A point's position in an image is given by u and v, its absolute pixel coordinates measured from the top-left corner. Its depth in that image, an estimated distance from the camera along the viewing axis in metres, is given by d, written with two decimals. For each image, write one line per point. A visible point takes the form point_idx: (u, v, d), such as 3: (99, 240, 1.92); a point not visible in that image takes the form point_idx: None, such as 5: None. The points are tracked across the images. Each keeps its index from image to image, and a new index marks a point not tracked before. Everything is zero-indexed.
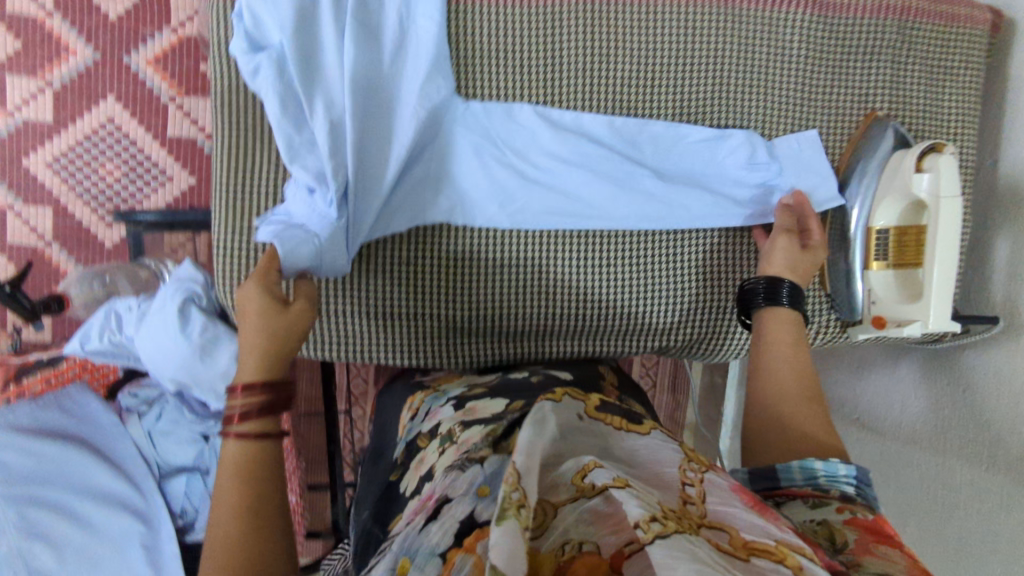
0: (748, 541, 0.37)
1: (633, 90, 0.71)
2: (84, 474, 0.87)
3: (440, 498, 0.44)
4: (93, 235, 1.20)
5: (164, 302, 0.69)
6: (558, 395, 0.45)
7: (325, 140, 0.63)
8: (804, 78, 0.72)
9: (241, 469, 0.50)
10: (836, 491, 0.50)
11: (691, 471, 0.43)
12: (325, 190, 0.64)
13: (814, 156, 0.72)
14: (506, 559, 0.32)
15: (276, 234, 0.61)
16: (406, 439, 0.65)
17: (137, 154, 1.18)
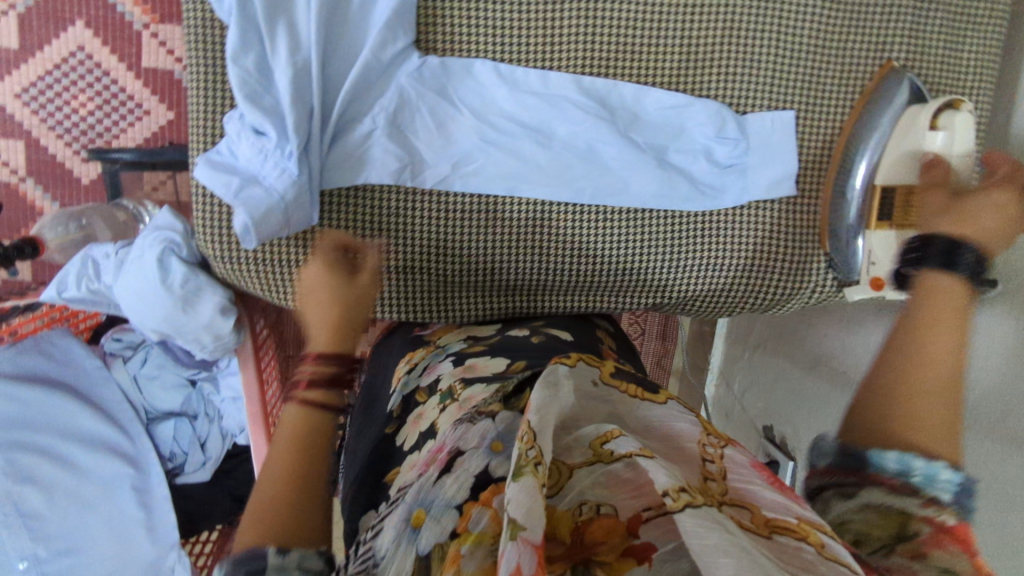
0: (769, 519, 0.37)
1: (632, 34, 0.66)
2: (69, 420, 0.88)
3: (452, 450, 0.44)
4: (68, 170, 1.15)
5: (144, 250, 0.67)
6: (573, 359, 0.44)
7: (287, 91, 0.60)
8: (822, 22, 0.67)
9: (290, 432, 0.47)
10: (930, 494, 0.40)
11: (711, 445, 0.42)
12: (280, 140, 0.61)
13: (784, 139, 0.68)
14: (523, 513, 0.32)
15: (237, 193, 0.60)
16: (402, 392, 0.64)
17: (111, 87, 1.12)
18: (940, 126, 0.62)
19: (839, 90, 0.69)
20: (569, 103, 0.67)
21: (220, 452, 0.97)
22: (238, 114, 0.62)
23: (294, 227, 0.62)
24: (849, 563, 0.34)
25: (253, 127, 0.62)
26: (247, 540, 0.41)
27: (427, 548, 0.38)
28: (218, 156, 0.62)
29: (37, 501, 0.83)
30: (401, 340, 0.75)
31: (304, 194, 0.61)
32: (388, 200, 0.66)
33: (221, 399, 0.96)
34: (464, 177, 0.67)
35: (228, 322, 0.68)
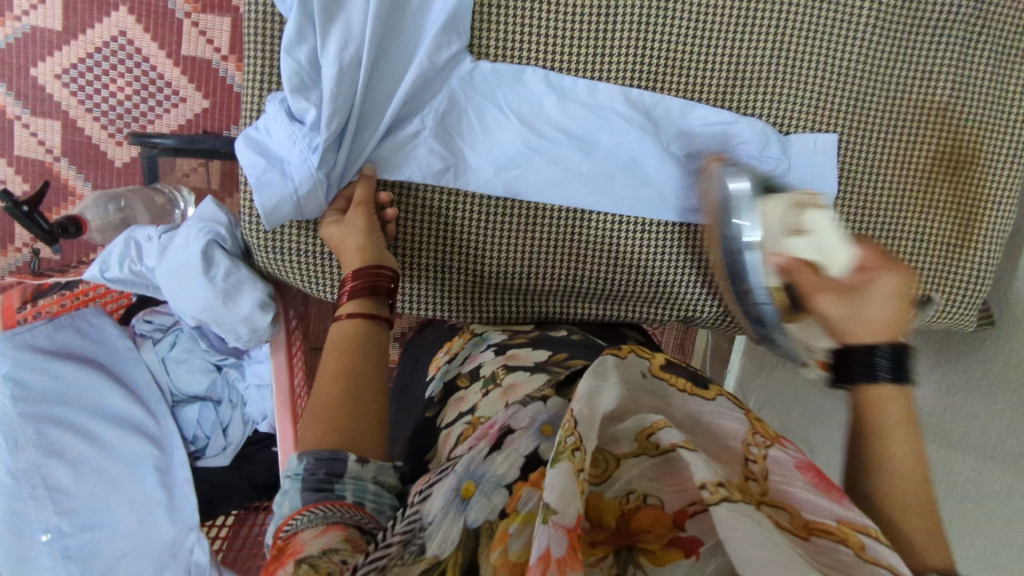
0: (808, 521, 0.39)
1: (682, 51, 0.66)
2: (100, 398, 0.89)
3: (502, 427, 0.45)
4: (102, 152, 1.17)
5: (189, 237, 0.67)
6: (623, 352, 0.46)
7: (331, 85, 0.61)
8: (869, 49, 0.67)
9: (340, 370, 0.57)
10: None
11: (755, 445, 0.43)
12: (314, 134, 0.62)
13: (825, 161, 0.69)
14: (558, 498, 0.34)
15: (257, 178, 0.61)
16: (442, 379, 0.65)
17: (150, 72, 1.14)
18: (811, 229, 0.59)
19: (883, 115, 0.69)
20: (614, 113, 0.68)
21: (240, 438, 1.00)
22: (279, 97, 0.63)
23: (307, 214, 0.64)
24: (890, 566, 0.35)
25: (293, 113, 0.62)
26: (317, 443, 0.52)
27: (478, 522, 0.40)
28: (253, 132, 0.63)
29: (63, 476, 0.84)
30: (437, 332, 0.77)
31: (319, 190, 0.63)
32: (446, 200, 0.68)
33: (246, 386, 0.99)
34: (508, 180, 0.68)
35: (266, 317, 0.69)
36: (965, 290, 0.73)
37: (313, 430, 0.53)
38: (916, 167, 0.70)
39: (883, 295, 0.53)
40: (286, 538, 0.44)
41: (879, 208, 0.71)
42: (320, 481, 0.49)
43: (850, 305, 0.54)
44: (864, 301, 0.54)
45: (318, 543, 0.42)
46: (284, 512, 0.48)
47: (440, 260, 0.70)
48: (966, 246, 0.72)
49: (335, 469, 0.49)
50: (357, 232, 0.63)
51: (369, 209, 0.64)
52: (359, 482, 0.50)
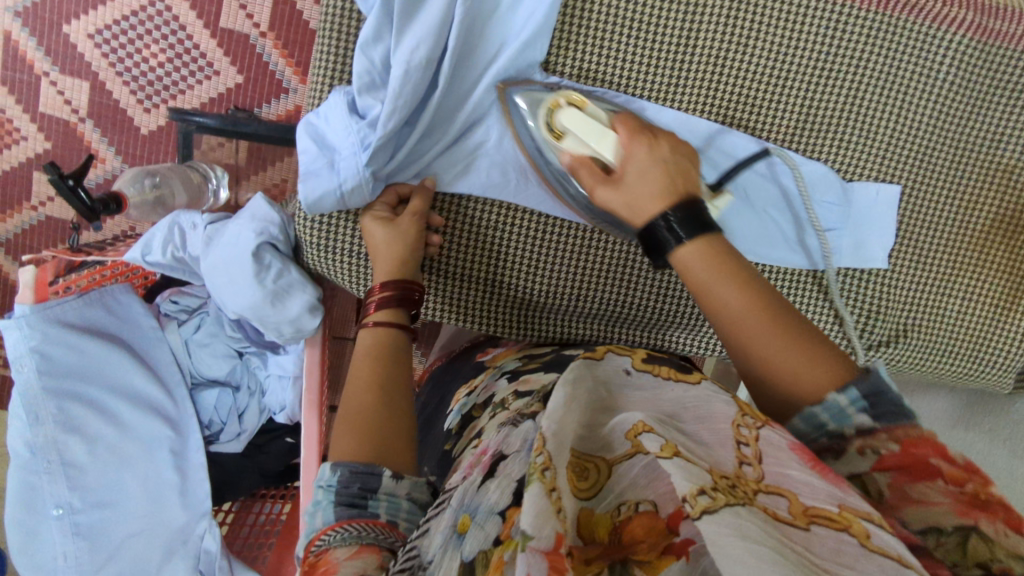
0: (807, 509, 0.35)
1: (757, 87, 0.65)
2: (119, 375, 0.88)
3: (495, 454, 0.44)
4: (129, 118, 1.13)
5: (240, 235, 0.66)
6: (599, 353, 0.48)
7: (399, 89, 0.57)
8: (943, 104, 0.66)
9: (373, 386, 0.55)
10: (851, 429, 0.46)
11: (746, 426, 0.40)
12: (371, 131, 0.59)
13: (885, 214, 0.68)
14: (534, 523, 0.32)
15: (303, 173, 0.59)
16: (460, 411, 0.65)
17: (185, 41, 1.10)
18: (564, 128, 0.59)
19: (949, 172, 0.68)
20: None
21: (256, 425, 0.98)
22: (342, 90, 0.60)
23: (352, 205, 0.61)
24: (897, 556, 0.32)
25: (356, 107, 0.60)
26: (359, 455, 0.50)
27: (472, 555, 0.37)
28: (313, 118, 0.60)
29: (79, 451, 0.83)
30: (467, 365, 0.75)
31: (365, 186, 0.60)
32: (496, 215, 0.67)
33: (266, 374, 0.97)
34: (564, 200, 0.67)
35: (312, 320, 0.68)
36: (1006, 351, 0.73)
37: (348, 434, 0.52)
38: (974, 226, 0.70)
39: (644, 177, 0.56)
40: (317, 554, 0.44)
41: (930, 264, 0.70)
42: (353, 496, 0.47)
43: (619, 187, 0.56)
44: (630, 177, 0.56)
45: (351, 566, 0.42)
46: (315, 524, 0.47)
47: (482, 274, 0.68)
48: (1014, 310, 0.72)
49: (370, 484, 0.48)
50: (402, 239, 0.60)
51: (419, 217, 0.61)
52: (393, 499, 0.48)
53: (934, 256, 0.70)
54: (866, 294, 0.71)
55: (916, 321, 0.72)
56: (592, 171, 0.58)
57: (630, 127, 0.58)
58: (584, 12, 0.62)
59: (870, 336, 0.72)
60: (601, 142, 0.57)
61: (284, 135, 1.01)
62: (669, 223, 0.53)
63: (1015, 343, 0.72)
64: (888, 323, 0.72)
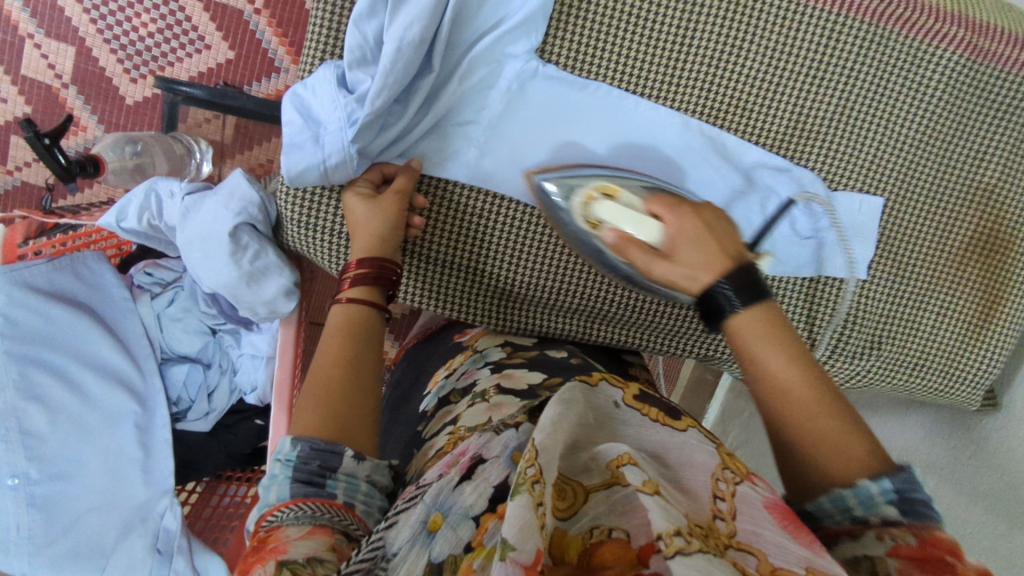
0: (775, 568, 0.34)
1: (749, 90, 0.65)
2: (87, 345, 0.86)
3: (474, 456, 0.41)
4: (114, 87, 1.10)
5: (220, 212, 0.64)
6: (593, 379, 0.46)
7: (389, 63, 0.56)
8: (931, 120, 0.67)
9: (340, 359, 0.52)
10: (875, 517, 0.41)
11: (724, 480, 0.39)
12: (360, 106, 0.57)
13: (867, 225, 0.69)
14: (516, 533, 0.31)
15: (286, 146, 0.57)
16: (437, 394, 0.64)
17: (177, 13, 1.08)
18: (601, 220, 0.57)
19: (933, 187, 0.69)
20: (660, 142, 0.67)
21: (225, 405, 0.96)
22: (331, 63, 0.58)
23: (335, 180, 0.59)
24: None
25: (346, 82, 0.58)
26: (310, 425, 0.47)
27: (441, 556, 0.37)
28: (300, 89, 0.58)
29: (40, 421, 0.81)
30: (443, 345, 0.75)
31: (349, 162, 0.58)
32: (483, 203, 0.65)
33: (239, 353, 0.95)
34: None
35: (287, 303, 0.68)
36: (977, 371, 0.73)
37: (310, 409, 0.48)
38: (954, 243, 0.71)
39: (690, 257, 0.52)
40: (267, 530, 0.41)
41: (910, 278, 0.71)
42: (311, 473, 0.44)
43: (675, 261, 0.53)
44: (683, 252, 0.53)
45: (303, 546, 0.39)
46: (270, 499, 0.44)
47: (464, 262, 0.67)
48: (987, 329, 0.73)
49: (330, 463, 0.44)
50: (383, 216, 0.58)
51: (404, 197, 0.59)
52: (352, 481, 0.44)
53: (914, 270, 0.71)
54: (842, 303, 0.71)
55: (890, 332, 0.73)
56: (642, 252, 0.54)
57: (669, 206, 0.55)
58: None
59: (840, 349, 0.73)
60: (640, 227, 0.55)
61: (273, 113, 0.99)
62: (727, 293, 0.50)
63: (986, 363, 0.73)
64: (863, 334, 0.72)
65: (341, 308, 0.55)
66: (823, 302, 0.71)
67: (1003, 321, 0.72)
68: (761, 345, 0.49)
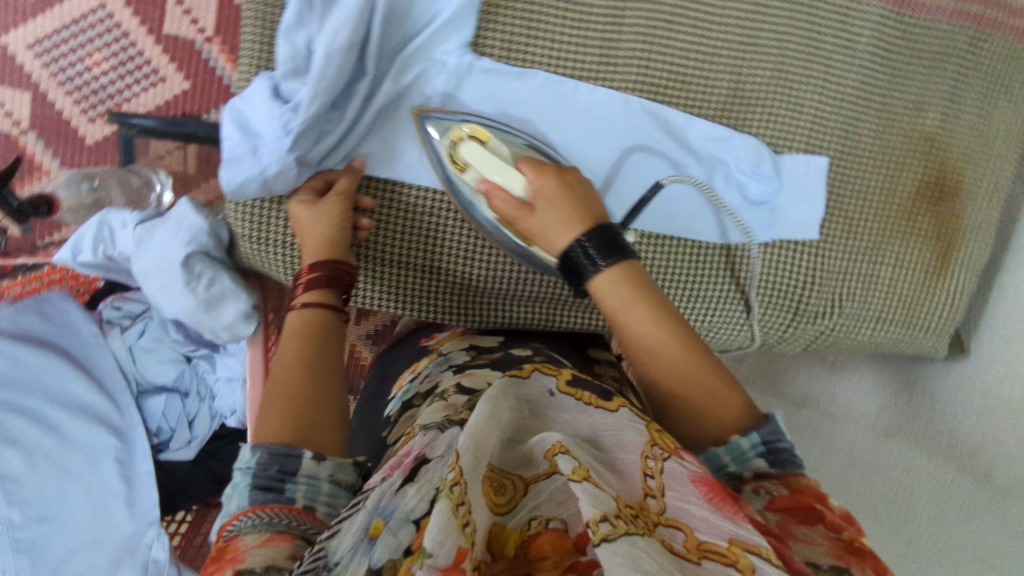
0: (701, 543, 0.36)
1: (685, 64, 0.66)
2: (59, 384, 0.87)
3: (418, 457, 0.42)
4: (75, 131, 1.08)
5: (170, 247, 0.65)
6: (524, 371, 0.47)
7: (319, 71, 0.57)
8: (867, 75, 0.68)
9: (296, 361, 0.52)
10: (749, 471, 0.48)
11: (653, 458, 0.41)
12: (294, 115, 0.58)
13: (816, 186, 0.70)
14: (434, 540, 0.33)
15: (224, 160, 0.58)
16: (401, 398, 0.64)
17: (129, 48, 1.08)
18: (467, 163, 0.60)
19: (875, 144, 0.70)
20: (607, 124, 0.67)
21: (207, 431, 0.95)
22: (265, 74, 0.59)
23: (276, 189, 0.59)
24: None
25: (281, 92, 0.59)
26: (269, 426, 0.47)
27: (381, 561, 0.37)
28: (237, 103, 0.59)
29: (17, 465, 0.82)
30: (408, 349, 0.75)
31: (288, 171, 0.59)
32: (430, 201, 0.65)
33: (215, 378, 0.93)
34: None
35: (248, 325, 0.68)
36: (936, 317, 0.75)
37: (270, 418, 0.48)
38: (903, 193, 0.72)
39: (552, 209, 0.57)
40: (227, 540, 0.40)
41: (862, 231, 0.72)
42: (271, 479, 0.43)
43: (536, 216, 0.57)
44: (543, 209, 0.57)
45: (259, 554, 0.38)
46: (230, 509, 0.42)
47: (417, 260, 0.67)
48: (942, 275, 0.74)
49: (289, 467, 0.44)
50: (329, 219, 0.58)
51: (346, 202, 0.60)
52: (314, 483, 0.44)
53: (866, 224, 0.72)
54: (799, 263, 0.71)
55: (850, 288, 0.73)
56: (509, 204, 0.58)
57: (533, 163, 0.59)
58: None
59: (805, 313, 0.73)
60: (503, 176, 0.59)
61: None
62: (585, 250, 0.55)
63: (942, 308, 0.74)
64: (824, 292, 0.72)
65: (296, 315, 0.55)
66: (787, 269, 0.71)
67: (957, 265, 0.74)
68: (626, 305, 0.54)
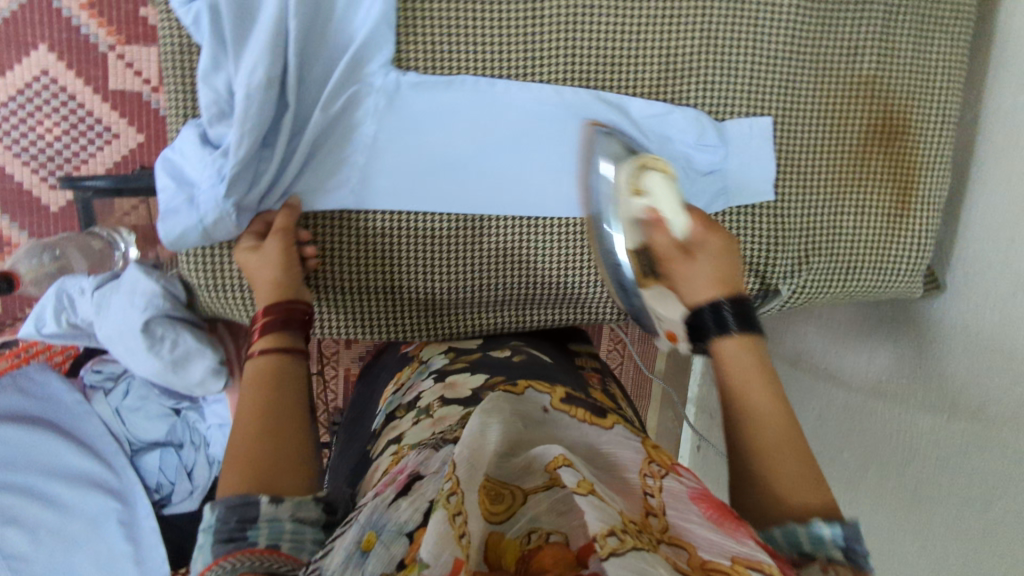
0: (704, 562, 0.36)
1: (612, 45, 0.66)
2: (50, 456, 0.87)
3: (412, 473, 0.42)
4: (35, 198, 1.08)
5: (127, 313, 0.64)
6: (520, 388, 0.48)
7: (242, 114, 0.56)
8: (795, 29, 0.68)
9: (257, 413, 0.51)
10: (821, 556, 0.41)
11: (651, 476, 0.42)
12: (226, 160, 0.57)
13: (759, 146, 0.69)
14: (430, 551, 0.32)
15: (161, 215, 0.58)
16: (385, 410, 0.63)
17: (77, 111, 1.06)
18: (646, 190, 0.59)
19: (813, 96, 0.70)
20: (548, 116, 0.67)
21: (207, 481, 0.93)
22: (193, 121, 0.59)
23: (217, 237, 0.59)
24: None
25: (210, 138, 0.59)
26: (233, 480, 0.46)
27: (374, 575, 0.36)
28: (169, 153, 0.59)
29: (21, 543, 0.82)
30: (392, 360, 0.73)
31: (227, 218, 0.58)
32: (380, 223, 0.64)
33: (207, 427, 0.92)
34: (450, 197, 0.66)
35: (218, 379, 0.70)
36: (905, 258, 0.74)
37: (232, 470, 0.47)
38: (852, 141, 0.71)
39: (710, 262, 0.56)
40: None
41: (817, 185, 0.71)
42: (232, 530, 0.42)
43: (692, 267, 0.56)
44: (701, 265, 0.56)
45: None
46: (196, 569, 0.42)
47: (376, 283, 0.66)
48: (903, 215, 0.73)
49: (248, 514, 0.43)
50: (273, 263, 0.58)
51: (290, 241, 0.59)
52: (275, 524, 0.43)
53: (820, 176, 0.71)
54: (760, 227, 0.71)
55: (815, 243, 0.72)
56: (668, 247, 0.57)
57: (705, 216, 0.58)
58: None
59: (775, 276, 0.72)
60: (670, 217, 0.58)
61: None
62: (721, 312, 0.53)
63: (909, 248, 0.74)
64: (791, 252, 0.72)
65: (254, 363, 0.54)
66: (748, 233, 0.71)
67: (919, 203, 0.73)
68: (746, 375, 0.51)
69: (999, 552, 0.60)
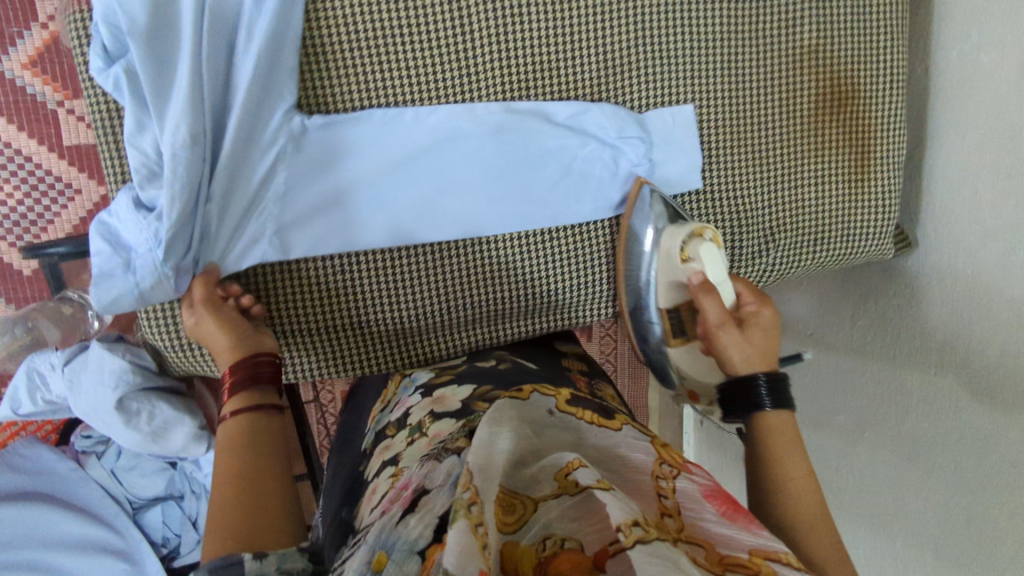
0: (723, 557, 0.36)
1: (548, 48, 0.65)
2: (50, 527, 0.88)
3: (416, 489, 0.40)
4: (7, 264, 1.04)
5: (99, 391, 0.64)
6: (525, 392, 0.45)
7: (169, 177, 0.55)
8: (728, 7, 0.67)
9: (224, 481, 0.50)
10: None
11: (663, 477, 0.41)
12: (161, 221, 0.56)
13: (687, 135, 0.68)
14: (456, 560, 0.28)
15: (94, 284, 0.56)
16: (374, 430, 0.63)
17: (35, 172, 1.02)
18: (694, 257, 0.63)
19: (751, 73, 0.69)
20: (467, 135, 0.65)
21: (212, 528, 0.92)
22: (126, 188, 0.58)
23: (155, 299, 0.58)
24: None
25: (143, 201, 0.58)
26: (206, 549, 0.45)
27: None
28: (105, 218, 0.58)
29: None
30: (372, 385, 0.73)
31: (165, 282, 0.57)
32: (338, 259, 0.64)
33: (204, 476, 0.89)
34: (389, 225, 0.64)
35: (199, 444, 0.70)
36: (873, 220, 0.74)
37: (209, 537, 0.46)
38: (801, 110, 0.71)
39: (757, 331, 0.60)
40: None
41: (774, 159, 0.71)
42: None
43: (744, 335, 0.60)
44: (753, 337, 0.60)
45: None
46: None
47: (339, 320, 0.66)
48: (865, 177, 0.73)
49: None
50: (217, 329, 0.57)
51: (219, 307, 0.58)
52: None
53: (775, 150, 0.71)
54: (722, 208, 0.71)
55: (780, 217, 0.72)
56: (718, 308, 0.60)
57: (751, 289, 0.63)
58: (345, 21, 0.60)
59: (744, 254, 0.72)
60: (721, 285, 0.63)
61: None
62: (760, 387, 0.55)
63: (875, 209, 0.73)
64: (757, 230, 0.71)
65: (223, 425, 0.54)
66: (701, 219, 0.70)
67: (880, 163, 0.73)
68: (785, 443, 0.52)
69: (1002, 500, 0.60)
